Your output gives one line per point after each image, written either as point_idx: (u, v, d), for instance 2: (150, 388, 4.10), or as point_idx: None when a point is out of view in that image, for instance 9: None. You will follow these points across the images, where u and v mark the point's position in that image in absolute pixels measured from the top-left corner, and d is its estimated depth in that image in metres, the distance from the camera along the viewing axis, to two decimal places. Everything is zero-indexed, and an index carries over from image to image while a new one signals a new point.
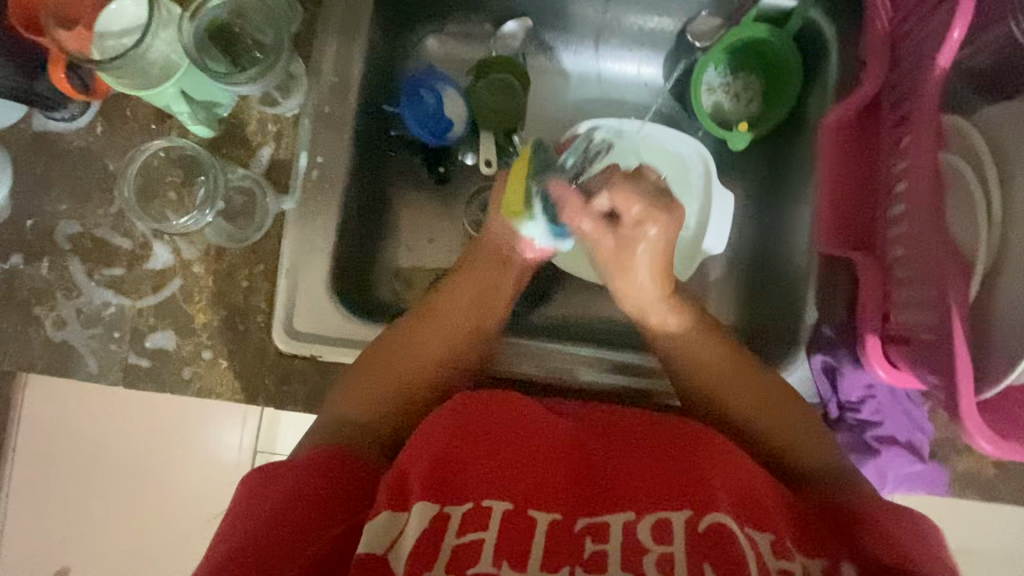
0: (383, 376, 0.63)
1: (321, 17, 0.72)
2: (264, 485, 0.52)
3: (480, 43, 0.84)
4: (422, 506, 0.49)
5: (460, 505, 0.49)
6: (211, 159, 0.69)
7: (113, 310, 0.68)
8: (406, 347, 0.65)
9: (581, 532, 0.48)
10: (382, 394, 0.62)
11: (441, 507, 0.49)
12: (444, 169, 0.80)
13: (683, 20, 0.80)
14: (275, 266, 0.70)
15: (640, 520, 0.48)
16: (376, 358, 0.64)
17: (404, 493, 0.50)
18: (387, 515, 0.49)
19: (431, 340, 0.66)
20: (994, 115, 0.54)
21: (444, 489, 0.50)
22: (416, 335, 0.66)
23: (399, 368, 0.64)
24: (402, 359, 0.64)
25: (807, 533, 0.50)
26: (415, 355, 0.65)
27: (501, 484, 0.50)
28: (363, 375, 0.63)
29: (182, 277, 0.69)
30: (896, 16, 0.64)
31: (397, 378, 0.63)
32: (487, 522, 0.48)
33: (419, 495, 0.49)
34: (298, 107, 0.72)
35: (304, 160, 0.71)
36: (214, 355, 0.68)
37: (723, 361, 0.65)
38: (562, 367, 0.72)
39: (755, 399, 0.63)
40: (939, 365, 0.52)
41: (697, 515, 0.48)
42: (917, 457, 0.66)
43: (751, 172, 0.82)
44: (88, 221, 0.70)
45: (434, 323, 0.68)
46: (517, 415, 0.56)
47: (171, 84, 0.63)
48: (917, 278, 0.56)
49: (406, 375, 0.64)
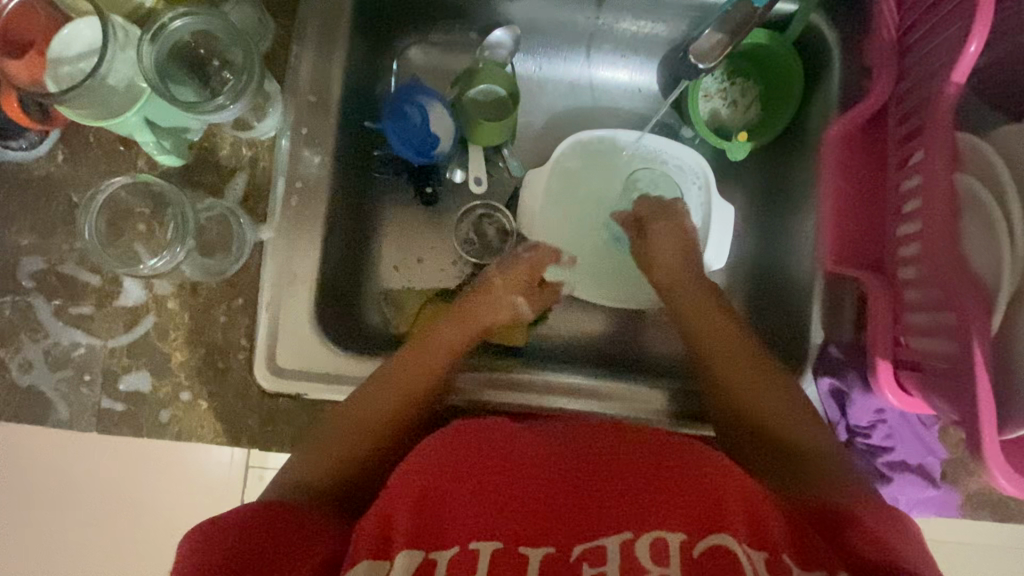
0: (365, 418, 0.60)
1: (297, 31, 0.68)
2: (208, 539, 0.47)
3: (466, 52, 0.80)
4: (407, 556, 0.44)
5: (445, 549, 0.45)
6: (177, 193, 0.64)
7: (83, 351, 0.64)
8: (366, 417, 0.60)
9: (578, 558, 0.43)
10: (338, 462, 0.57)
11: (427, 552, 0.45)
12: (431, 190, 0.77)
13: (678, 27, 0.75)
14: (255, 299, 0.66)
15: (637, 538, 0.44)
16: (333, 428, 0.59)
17: (384, 538, 0.46)
18: (369, 563, 0.45)
19: (403, 381, 0.63)
20: (1013, 133, 0.52)
21: (423, 532, 0.46)
22: (398, 369, 0.63)
23: (361, 435, 0.59)
24: (359, 425, 0.60)
25: (808, 541, 0.46)
26: (377, 418, 0.60)
27: (482, 522, 0.46)
28: (319, 438, 0.59)
29: (156, 313, 0.65)
30: (905, 23, 0.61)
31: (356, 442, 0.59)
32: (476, 565, 0.43)
33: (403, 540, 0.45)
34: (275, 129, 0.67)
35: (283, 186, 0.67)
36: (193, 396, 0.64)
37: (731, 377, 0.63)
38: (545, 399, 0.68)
39: (756, 413, 0.61)
40: (959, 398, 0.50)
41: (692, 538, 0.44)
42: (930, 483, 0.63)
43: (752, 182, 0.78)
44: (53, 257, 0.65)
45: (395, 378, 0.63)
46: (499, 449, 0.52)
47: (134, 113, 0.58)
48: (935, 304, 0.53)
49: (372, 438, 0.59)
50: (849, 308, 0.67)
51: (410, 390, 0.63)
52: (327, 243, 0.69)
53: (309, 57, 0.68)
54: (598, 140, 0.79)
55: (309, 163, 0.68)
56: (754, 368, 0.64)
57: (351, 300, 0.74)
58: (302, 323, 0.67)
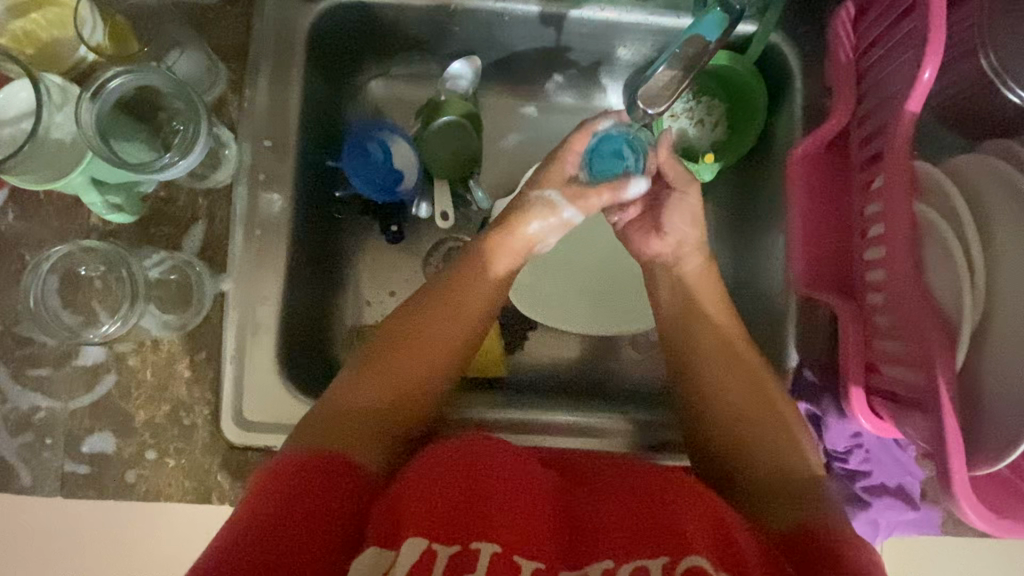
0: (391, 366, 0.58)
1: (248, 74, 0.66)
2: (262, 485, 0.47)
3: (429, 83, 0.78)
4: (411, 544, 0.41)
5: (449, 543, 0.41)
6: (122, 254, 0.63)
7: (44, 414, 0.63)
8: (431, 339, 0.60)
9: None
10: (402, 390, 0.58)
11: (430, 541, 0.41)
12: (397, 227, 0.75)
13: (640, 51, 0.74)
14: (218, 352, 0.64)
15: (618, 567, 0.43)
16: (399, 346, 0.59)
17: (394, 526, 0.43)
18: (374, 551, 0.42)
19: (434, 336, 0.61)
20: (971, 163, 0.51)
21: (432, 524, 0.42)
22: (432, 321, 0.61)
23: (430, 360, 0.60)
24: (424, 347, 0.60)
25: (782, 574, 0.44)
26: (438, 343, 0.61)
27: (485, 520, 0.43)
28: (378, 360, 0.58)
29: (117, 372, 0.63)
30: (861, 46, 0.60)
31: (420, 369, 0.59)
32: (476, 565, 0.40)
33: (412, 527, 0.42)
34: (232, 177, 0.65)
35: (241, 236, 0.65)
36: (159, 455, 0.63)
37: (743, 380, 0.62)
38: (537, 430, 0.67)
39: (760, 422, 0.59)
40: (929, 432, 0.49)
41: (674, 560, 0.41)
42: (909, 506, 0.63)
43: (723, 203, 0.78)
44: (6, 319, 0.63)
45: (450, 308, 0.62)
46: (512, 458, 0.50)
47: (79, 174, 0.57)
48: (900, 333, 0.52)
49: (436, 368, 0.60)
50: (822, 331, 0.66)
51: (465, 323, 0.62)
52: (291, 288, 0.67)
53: (263, 101, 0.66)
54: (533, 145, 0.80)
55: (268, 207, 0.66)
56: (741, 362, 0.63)
57: (320, 342, 0.72)
58: (268, 373, 0.65)
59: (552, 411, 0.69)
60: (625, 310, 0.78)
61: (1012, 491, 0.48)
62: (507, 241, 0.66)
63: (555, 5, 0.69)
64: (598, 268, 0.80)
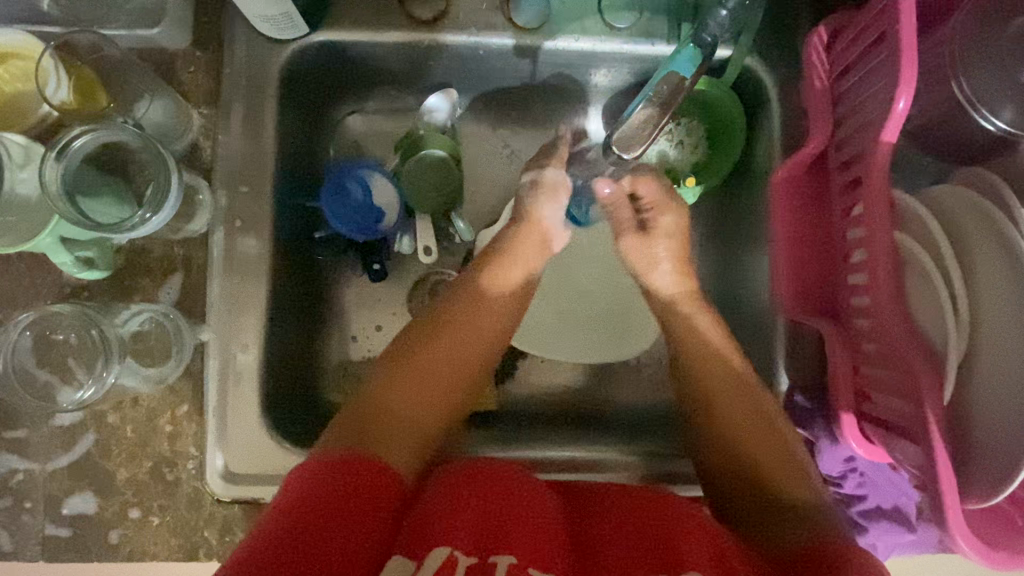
0: (417, 369, 0.59)
1: (220, 121, 0.65)
2: (297, 484, 0.46)
3: (404, 115, 0.77)
4: (434, 554, 0.40)
5: (468, 553, 0.40)
6: (93, 313, 0.60)
7: (22, 477, 0.61)
8: (464, 334, 0.62)
9: None
10: (433, 391, 0.59)
11: (452, 550, 0.40)
12: (379, 265, 0.74)
13: (617, 77, 0.73)
14: (201, 405, 0.62)
15: None
16: (432, 342, 0.61)
17: (418, 537, 0.42)
18: (398, 561, 0.40)
19: (462, 334, 0.62)
20: (950, 192, 0.52)
21: (456, 534, 0.42)
22: (460, 317, 0.63)
23: (460, 359, 0.61)
24: (455, 349, 0.61)
25: None
26: (467, 341, 0.62)
27: (499, 532, 0.42)
28: (412, 361, 0.59)
29: (96, 430, 0.62)
30: (836, 71, 0.61)
31: (451, 368, 0.60)
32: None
33: (435, 539, 0.41)
34: (207, 225, 0.64)
35: (217, 285, 0.64)
36: (143, 513, 0.61)
37: (730, 393, 0.62)
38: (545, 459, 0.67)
39: (748, 440, 0.60)
40: (922, 465, 0.49)
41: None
42: (907, 527, 0.62)
43: (706, 224, 0.78)
44: None
45: (478, 305, 0.64)
46: (521, 480, 0.49)
47: (46, 235, 0.56)
48: (888, 360, 0.52)
49: (467, 371, 0.61)
50: (811, 355, 0.66)
51: (490, 321, 0.64)
52: (270, 333, 0.66)
53: (236, 146, 0.65)
54: (496, 148, 0.80)
55: (247, 251, 0.65)
56: (731, 371, 0.64)
57: (303, 383, 0.71)
58: (251, 425, 0.63)
59: (561, 446, 0.69)
60: (612, 336, 0.78)
61: (1007, 520, 0.49)
62: (533, 231, 0.69)
63: (529, 37, 0.68)
64: (586, 293, 0.79)
